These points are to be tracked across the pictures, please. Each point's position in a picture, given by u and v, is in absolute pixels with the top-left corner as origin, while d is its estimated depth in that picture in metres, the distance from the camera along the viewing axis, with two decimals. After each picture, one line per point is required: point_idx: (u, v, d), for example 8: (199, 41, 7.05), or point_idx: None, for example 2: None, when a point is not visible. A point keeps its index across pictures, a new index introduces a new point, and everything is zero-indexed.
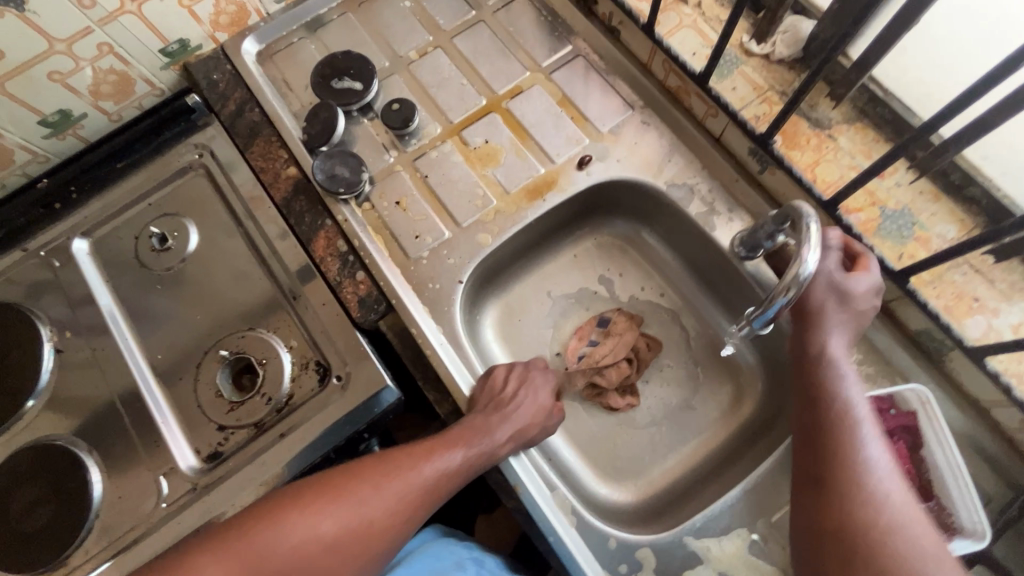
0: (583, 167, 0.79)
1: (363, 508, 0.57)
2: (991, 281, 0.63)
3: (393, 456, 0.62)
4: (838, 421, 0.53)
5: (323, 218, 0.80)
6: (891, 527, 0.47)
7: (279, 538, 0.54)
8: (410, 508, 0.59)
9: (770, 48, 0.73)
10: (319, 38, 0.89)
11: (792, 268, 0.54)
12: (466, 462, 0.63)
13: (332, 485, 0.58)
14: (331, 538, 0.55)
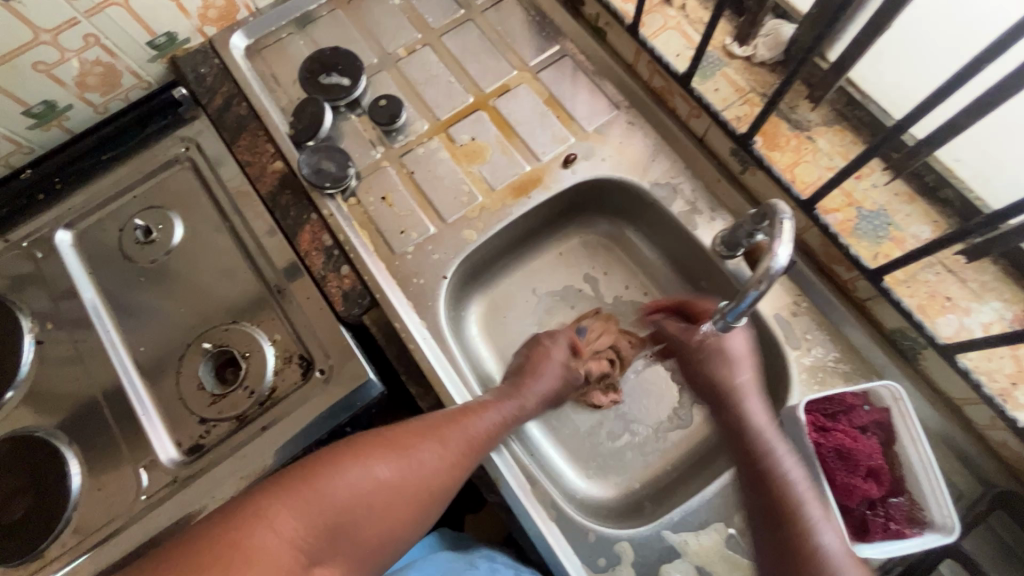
0: (568, 165, 0.80)
1: (416, 462, 0.58)
2: (963, 281, 0.65)
3: (442, 413, 0.63)
4: (786, 507, 0.54)
5: (309, 212, 0.80)
6: None
7: (344, 483, 0.54)
8: (459, 463, 0.61)
9: (752, 51, 0.74)
10: (308, 34, 0.89)
11: (765, 263, 0.55)
12: (506, 423, 0.66)
13: (394, 436, 0.59)
14: (387, 486, 0.56)
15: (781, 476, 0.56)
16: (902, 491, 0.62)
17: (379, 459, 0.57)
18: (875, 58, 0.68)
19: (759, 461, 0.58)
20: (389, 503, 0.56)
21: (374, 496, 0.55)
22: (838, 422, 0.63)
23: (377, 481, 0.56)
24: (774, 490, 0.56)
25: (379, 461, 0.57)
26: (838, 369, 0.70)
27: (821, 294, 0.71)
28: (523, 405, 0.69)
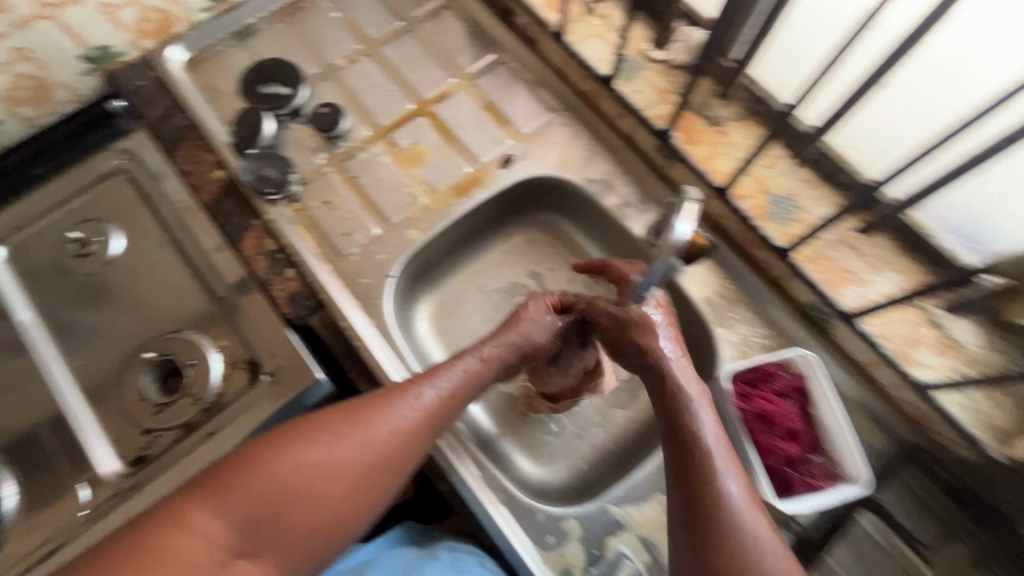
0: (506, 166, 0.84)
1: (348, 445, 0.56)
2: (863, 255, 0.71)
3: (379, 391, 0.60)
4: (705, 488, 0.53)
5: (253, 218, 0.81)
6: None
7: (266, 475, 0.54)
8: (404, 441, 0.57)
9: (669, 55, 0.81)
10: (247, 46, 0.91)
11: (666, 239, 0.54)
12: (456, 394, 0.61)
13: (323, 421, 0.57)
14: (318, 472, 0.55)
15: (694, 430, 0.56)
16: (820, 451, 0.67)
17: (306, 445, 0.55)
18: (762, 53, 0.70)
19: (673, 417, 0.57)
20: (326, 487, 0.55)
21: (304, 485, 0.54)
22: (761, 390, 0.68)
23: (304, 469, 0.55)
24: (684, 442, 0.56)
25: (304, 449, 0.55)
26: (761, 342, 0.75)
27: (743, 276, 0.77)
28: (478, 374, 0.62)
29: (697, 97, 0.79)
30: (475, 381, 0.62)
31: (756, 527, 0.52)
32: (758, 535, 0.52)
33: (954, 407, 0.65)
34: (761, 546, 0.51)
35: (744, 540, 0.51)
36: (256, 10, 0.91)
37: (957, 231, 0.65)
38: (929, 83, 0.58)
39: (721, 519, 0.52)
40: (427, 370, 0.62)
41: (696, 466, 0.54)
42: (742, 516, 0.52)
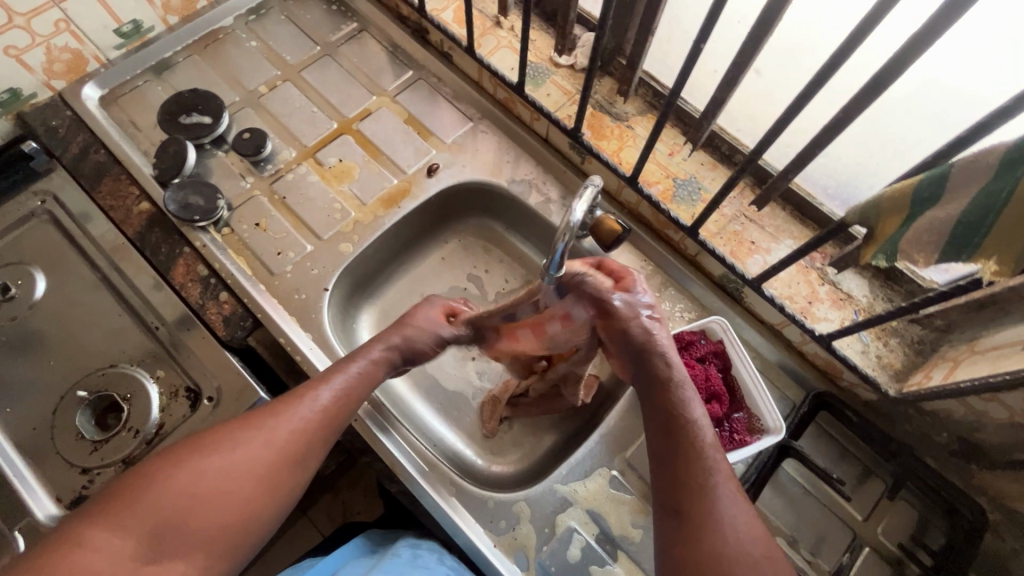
0: (432, 174, 0.88)
1: (246, 449, 0.57)
2: (762, 226, 0.78)
3: (277, 398, 0.62)
4: (686, 452, 0.55)
5: (182, 246, 0.81)
6: (723, 531, 0.52)
7: (166, 485, 0.54)
8: (305, 439, 0.59)
9: (573, 60, 0.87)
10: (165, 80, 0.92)
11: (564, 219, 0.54)
12: (355, 389, 0.64)
13: (223, 431, 0.58)
14: (217, 479, 0.55)
15: (682, 415, 0.57)
16: (743, 408, 0.73)
17: (202, 456, 0.56)
18: (650, 48, 0.77)
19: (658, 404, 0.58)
20: (229, 492, 0.55)
21: (204, 492, 0.54)
22: (682, 357, 0.74)
23: (203, 476, 0.55)
24: (672, 429, 0.56)
25: (204, 458, 0.56)
26: (683, 316, 0.81)
27: (661, 256, 0.83)
28: (374, 371, 0.66)
29: (602, 96, 0.85)
30: (374, 376, 0.66)
31: (735, 509, 0.53)
32: (736, 515, 0.53)
33: (853, 353, 0.73)
34: (738, 523, 0.52)
35: (726, 520, 0.52)
36: (172, 44, 0.92)
37: (836, 194, 0.74)
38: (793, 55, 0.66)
39: (702, 498, 0.53)
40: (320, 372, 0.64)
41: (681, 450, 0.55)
42: (721, 496, 0.53)
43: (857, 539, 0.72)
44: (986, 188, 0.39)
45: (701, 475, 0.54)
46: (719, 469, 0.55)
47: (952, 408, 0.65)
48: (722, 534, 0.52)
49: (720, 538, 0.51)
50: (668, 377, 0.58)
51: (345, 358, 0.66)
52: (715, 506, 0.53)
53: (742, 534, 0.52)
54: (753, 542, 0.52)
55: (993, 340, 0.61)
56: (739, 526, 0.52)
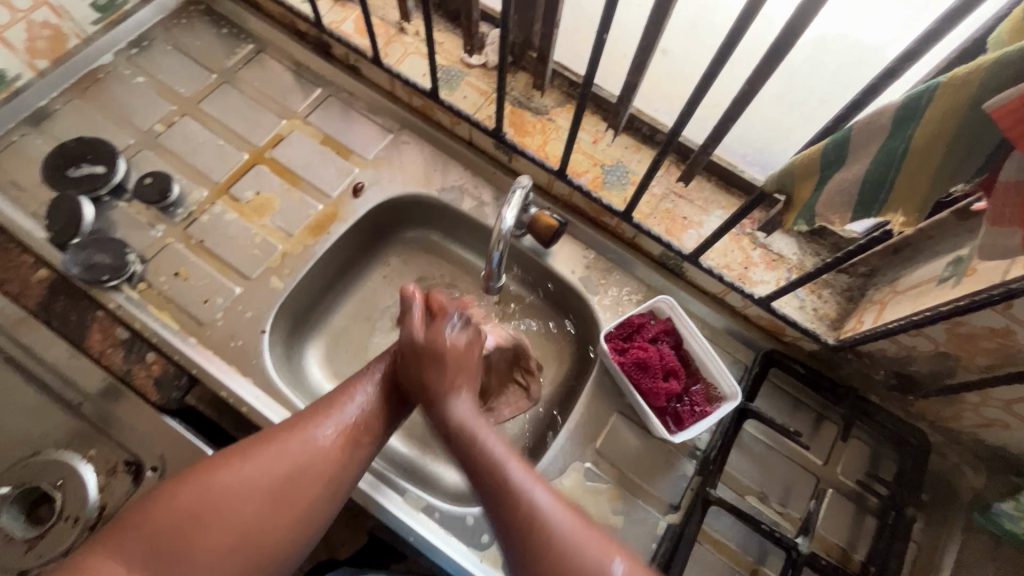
0: (358, 194, 0.84)
1: (261, 465, 0.55)
2: (691, 201, 0.80)
3: (296, 414, 0.61)
4: (488, 470, 0.55)
5: (93, 310, 0.75)
6: (549, 525, 0.51)
7: (191, 492, 0.52)
8: (327, 453, 0.58)
9: (484, 59, 0.86)
10: (45, 131, 0.83)
11: (496, 228, 0.62)
12: (378, 402, 0.63)
13: (253, 441, 0.57)
14: (229, 497, 0.52)
15: (484, 454, 0.56)
16: (699, 380, 0.75)
17: (213, 472, 0.54)
18: (558, 39, 0.76)
19: (466, 455, 0.57)
20: (249, 505, 0.53)
21: (221, 504, 0.52)
22: (635, 341, 0.75)
23: (228, 484, 0.53)
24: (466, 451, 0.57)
25: (216, 476, 0.54)
26: (631, 299, 0.81)
27: (601, 244, 0.83)
28: (394, 386, 0.65)
29: (518, 92, 0.84)
30: (395, 389, 0.66)
31: (566, 520, 0.52)
32: (569, 525, 0.52)
33: (791, 310, 0.76)
34: (573, 536, 0.51)
35: (558, 529, 0.51)
36: (45, 90, 0.84)
37: (754, 161, 0.76)
38: (702, 27, 0.68)
39: (529, 525, 0.51)
40: (343, 386, 0.64)
41: (496, 485, 0.54)
42: (547, 513, 0.52)
43: (821, 483, 0.76)
44: (884, 146, 0.41)
45: (510, 477, 0.54)
46: (540, 489, 0.54)
47: (885, 347, 0.69)
48: (546, 526, 0.51)
49: (545, 528, 0.51)
50: (460, 420, 0.60)
51: (359, 376, 0.65)
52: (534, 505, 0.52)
53: (578, 540, 0.51)
54: (592, 547, 0.51)
55: (911, 279, 0.66)
56: (570, 531, 0.51)
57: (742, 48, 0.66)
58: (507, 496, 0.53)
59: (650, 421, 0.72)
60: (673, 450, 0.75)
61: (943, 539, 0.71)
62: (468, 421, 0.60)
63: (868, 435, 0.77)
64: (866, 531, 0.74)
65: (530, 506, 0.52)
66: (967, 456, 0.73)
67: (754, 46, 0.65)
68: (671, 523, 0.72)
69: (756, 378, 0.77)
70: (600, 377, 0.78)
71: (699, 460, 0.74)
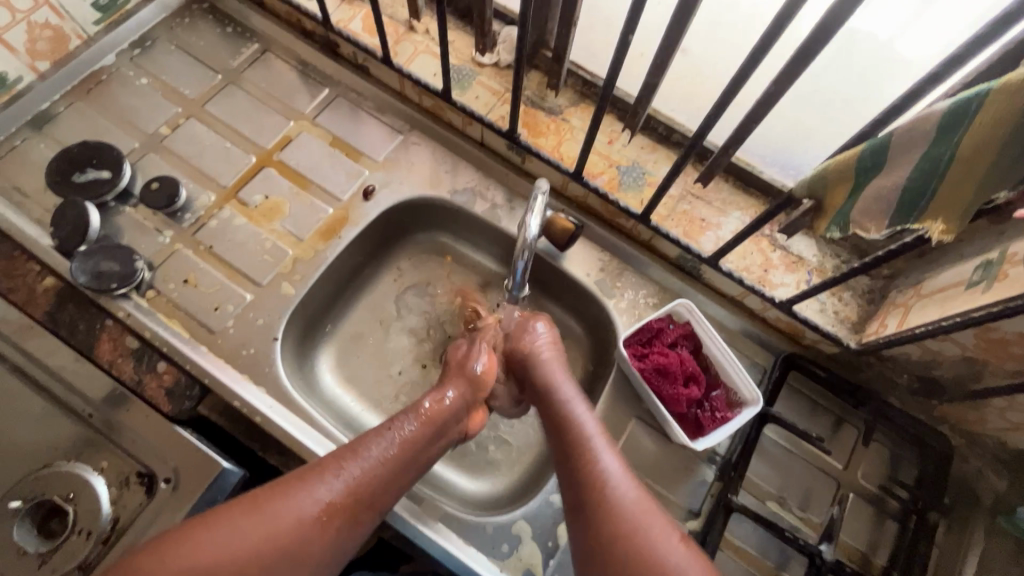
0: (369, 198, 0.83)
1: (247, 538, 0.51)
2: (709, 202, 0.78)
3: (295, 473, 0.57)
4: (570, 437, 0.61)
5: (102, 319, 0.73)
6: (618, 497, 0.56)
7: (173, 559, 0.49)
8: (321, 528, 0.54)
9: (496, 58, 0.84)
10: (47, 134, 0.82)
11: (521, 237, 0.62)
12: (382, 467, 0.60)
13: (248, 503, 0.54)
14: (208, 573, 0.49)
15: (567, 420, 0.63)
16: (719, 385, 0.74)
17: (203, 537, 0.51)
18: (574, 38, 0.75)
19: (553, 413, 0.65)
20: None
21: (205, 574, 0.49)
22: (654, 346, 0.74)
23: (212, 554, 0.50)
24: (551, 419, 0.64)
25: (199, 545, 0.50)
26: (647, 302, 0.80)
27: (617, 246, 0.82)
28: (418, 439, 0.63)
29: (531, 92, 0.82)
30: (407, 452, 0.62)
31: (632, 492, 0.57)
32: (633, 496, 0.56)
33: (812, 313, 0.75)
34: (635, 507, 0.55)
35: (624, 503, 0.55)
36: (48, 93, 0.82)
37: (773, 161, 0.76)
38: (725, 29, 0.67)
39: (596, 487, 0.57)
40: (353, 442, 0.61)
41: (575, 449, 0.60)
42: (617, 483, 0.57)
43: (842, 488, 0.74)
44: (928, 152, 0.40)
45: (592, 450, 0.59)
46: (610, 459, 0.59)
47: (909, 351, 0.68)
48: (615, 498, 0.55)
49: (614, 499, 0.55)
50: (550, 379, 0.68)
51: (383, 426, 0.63)
52: (607, 475, 0.57)
53: (640, 515, 0.54)
54: (655, 520, 0.55)
55: (937, 281, 0.65)
56: (636, 505, 0.55)
57: (774, 52, 0.64)
58: (582, 458, 0.59)
59: (671, 428, 0.71)
60: (692, 456, 0.74)
61: (965, 544, 0.70)
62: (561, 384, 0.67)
63: (889, 438, 0.76)
64: (888, 535, 0.72)
65: (599, 472, 0.57)
66: (990, 460, 0.71)
67: (783, 49, 0.63)
68: (692, 530, 0.71)
69: (776, 382, 0.76)
70: (617, 382, 0.77)
71: (719, 466, 0.73)
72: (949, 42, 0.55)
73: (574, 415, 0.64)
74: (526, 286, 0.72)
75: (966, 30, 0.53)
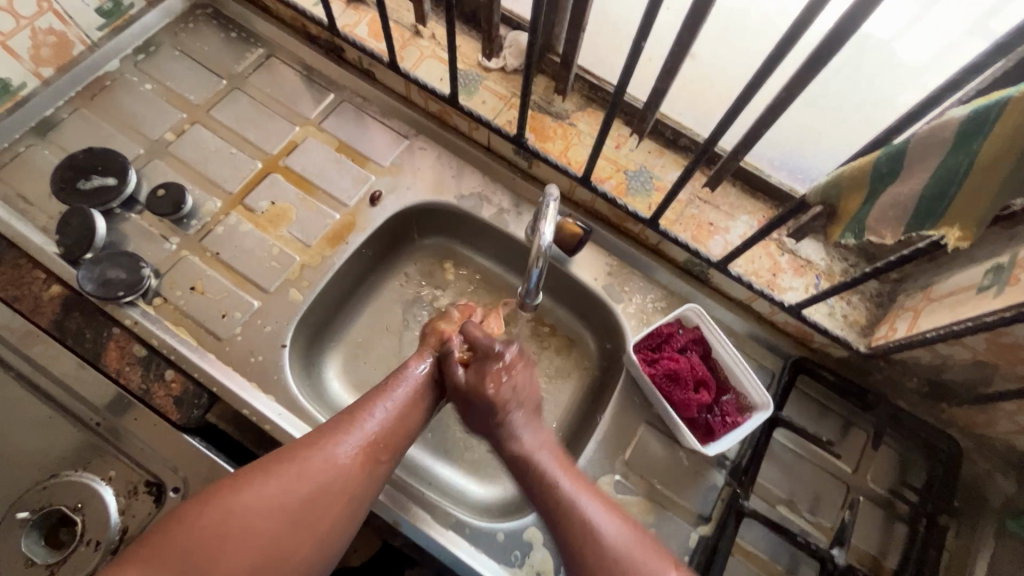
0: (375, 203, 0.82)
1: (282, 482, 0.52)
2: (717, 206, 0.78)
3: (316, 429, 0.58)
4: (558, 510, 0.55)
5: (110, 327, 0.72)
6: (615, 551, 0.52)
7: (214, 510, 0.50)
8: (349, 471, 0.55)
9: (503, 62, 0.84)
10: (51, 141, 0.81)
11: (535, 244, 0.62)
12: (399, 415, 0.61)
13: (278, 456, 0.54)
14: (258, 512, 0.51)
15: (551, 490, 0.56)
16: (729, 390, 0.74)
17: (241, 486, 0.52)
18: (582, 43, 0.75)
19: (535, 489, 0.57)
20: (269, 528, 0.50)
21: (247, 521, 0.50)
22: (664, 351, 0.74)
23: (249, 504, 0.51)
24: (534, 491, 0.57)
25: (247, 486, 0.52)
26: (655, 306, 0.80)
27: (624, 251, 0.82)
28: (413, 397, 0.63)
29: (539, 96, 0.82)
30: (411, 411, 0.62)
31: (627, 536, 0.53)
32: (629, 538, 0.53)
33: (822, 317, 0.75)
34: (630, 551, 0.52)
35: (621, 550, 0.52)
36: (52, 99, 0.82)
37: (781, 165, 0.75)
38: (737, 33, 0.67)
39: (591, 551, 0.52)
40: (360, 401, 0.61)
41: (564, 518, 0.54)
42: (609, 534, 0.53)
43: (851, 492, 0.75)
44: (944, 161, 0.41)
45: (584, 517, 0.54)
46: (602, 518, 0.54)
47: (919, 355, 0.68)
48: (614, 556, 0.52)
49: (613, 553, 0.52)
50: (523, 449, 0.60)
51: (379, 386, 0.63)
52: (603, 535, 0.53)
53: (639, 560, 0.52)
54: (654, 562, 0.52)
55: (946, 286, 0.65)
56: (632, 547, 0.52)
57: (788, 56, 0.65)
58: (563, 513, 0.54)
59: (681, 433, 0.71)
60: (702, 461, 0.74)
61: (974, 548, 0.70)
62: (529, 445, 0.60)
63: (898, 442, 0.76)
64: (898, 539, 0.72)
65: (595, 539, 0.52)
66: (998, 463, 0.71)
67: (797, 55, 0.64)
68: (702, 535, 0.71)
69: (785, 386, 0.76)
70: (626, 387, 0.77)
71: (729, 470, 0.73)
72: (952, 42, 0.56)
73: (560, 485, 0.57)
74: (540, 293, 0.70)
75: (966, 34, 0.55)
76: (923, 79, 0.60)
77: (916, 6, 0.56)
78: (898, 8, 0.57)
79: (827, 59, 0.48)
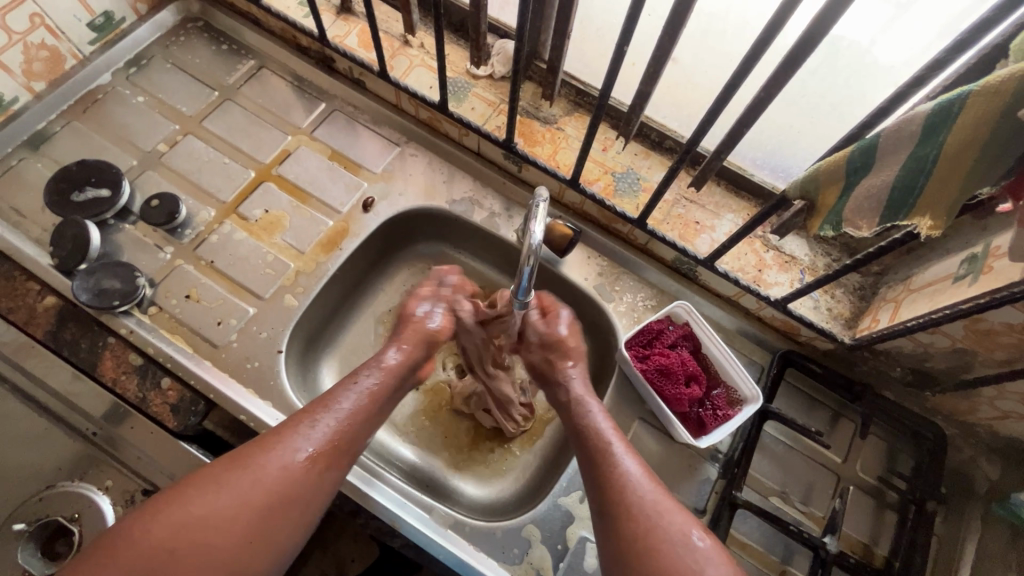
0: (368, 209, 0.84)
1: (236, 491, 0.51)
2: (703, 206, 0.80)
3: (273, 428, 0.56)
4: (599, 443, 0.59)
5: (105, 337, 0.72)
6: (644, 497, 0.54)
7: (167, 517, 0.49)
8: (303, 475, 0.53)
9: (491, 70, 0.86)
10: (44, 154, 0.82)
11: (525, 243, 0.59)
12: (357, 413, 0.59)
13: (234, 458, 0.53)
14: (216, 519, 0.49)
15: (592, 425, 0.61)
16: (719, 384, 0.75)
17: (196, 493, 0.50)
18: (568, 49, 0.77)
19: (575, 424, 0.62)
20: (224, 537, 0.49)
21: (202, 530, 0.49)
22: (655, 347, 0.75)
23: (206, 513, 0.49)
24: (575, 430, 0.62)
25: (204, 493, 0.50)
26: (646, 305, 0.82)
27: (614, 250, 0.83)
28: (378, 390, 0.61)
29: (526, 102, 0.84)
30: (376, 402, 0.61)
31: (654, 493, 0.55)
32: (654, 494, 0.54)
33: (806, 311, 0.77)
34: (662, 500, 0.54)
35: (644, 498, 0.54)
36: (43, 113, 0.82)
37: (764, 163, 0.77)
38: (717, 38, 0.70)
39: (620, 492, 0.54)
40: (325, 395, 0.59)
41: (599, 452, 0.58)
42: (638, 485, 0.55)
43: (842, 481, 0.76)
44: (914, 153, 0.43)
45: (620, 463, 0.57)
46: (631, 463, 0.57)
47: (902, 345, 0.70)
48: (642, 508, 0.53)
49: (640, 504, 0.53)
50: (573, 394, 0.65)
51: (344, 380, 0.61)
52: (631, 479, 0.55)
53: (666, 516, 0.53)
54: (674, 517, 0.53)
55: (925, 276, 0.67)
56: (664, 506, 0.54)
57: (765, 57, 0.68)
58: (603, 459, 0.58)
59: (674, 427, 0.73)
60: (696, 454, 0.76)
61: (961, 532, 0.72)
62: (579, 390, 0.65)
63: (885, 431, 0.78)
64: (888, 526, 0.74)
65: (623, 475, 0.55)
66: (982, 448, 0.73)
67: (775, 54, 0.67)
68: None
69: (774, 379, 0.77)
70: (620, 385, 0.78)
71: (722, 464, 0.75)
72: (919, 44, 0.60)
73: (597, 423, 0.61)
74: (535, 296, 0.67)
75: (937, 36, 0.58)
76: (895, 78, 0.63)
77: (891, 10, 0.60)
78: (875, 11, 0.60)
79: (802, 59, 0.49)
